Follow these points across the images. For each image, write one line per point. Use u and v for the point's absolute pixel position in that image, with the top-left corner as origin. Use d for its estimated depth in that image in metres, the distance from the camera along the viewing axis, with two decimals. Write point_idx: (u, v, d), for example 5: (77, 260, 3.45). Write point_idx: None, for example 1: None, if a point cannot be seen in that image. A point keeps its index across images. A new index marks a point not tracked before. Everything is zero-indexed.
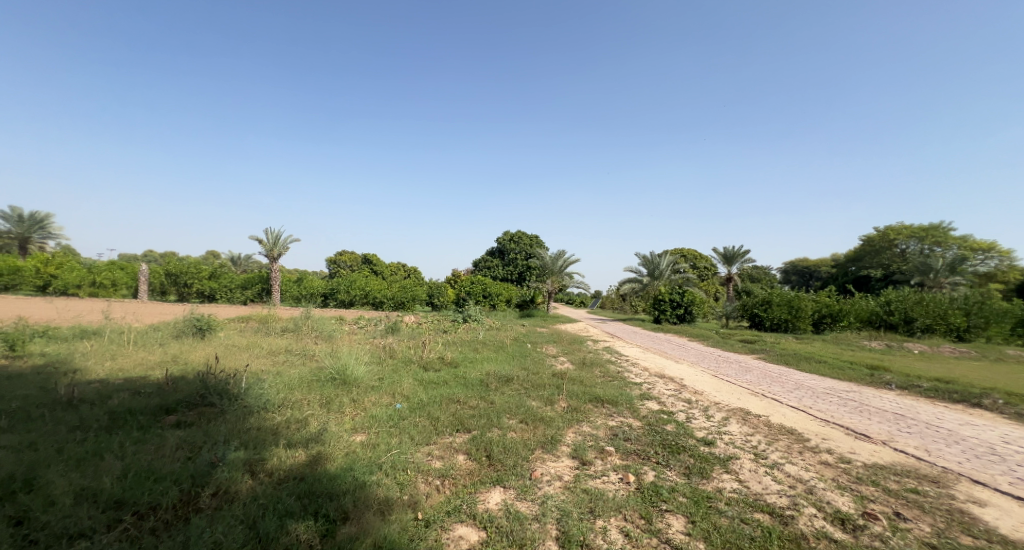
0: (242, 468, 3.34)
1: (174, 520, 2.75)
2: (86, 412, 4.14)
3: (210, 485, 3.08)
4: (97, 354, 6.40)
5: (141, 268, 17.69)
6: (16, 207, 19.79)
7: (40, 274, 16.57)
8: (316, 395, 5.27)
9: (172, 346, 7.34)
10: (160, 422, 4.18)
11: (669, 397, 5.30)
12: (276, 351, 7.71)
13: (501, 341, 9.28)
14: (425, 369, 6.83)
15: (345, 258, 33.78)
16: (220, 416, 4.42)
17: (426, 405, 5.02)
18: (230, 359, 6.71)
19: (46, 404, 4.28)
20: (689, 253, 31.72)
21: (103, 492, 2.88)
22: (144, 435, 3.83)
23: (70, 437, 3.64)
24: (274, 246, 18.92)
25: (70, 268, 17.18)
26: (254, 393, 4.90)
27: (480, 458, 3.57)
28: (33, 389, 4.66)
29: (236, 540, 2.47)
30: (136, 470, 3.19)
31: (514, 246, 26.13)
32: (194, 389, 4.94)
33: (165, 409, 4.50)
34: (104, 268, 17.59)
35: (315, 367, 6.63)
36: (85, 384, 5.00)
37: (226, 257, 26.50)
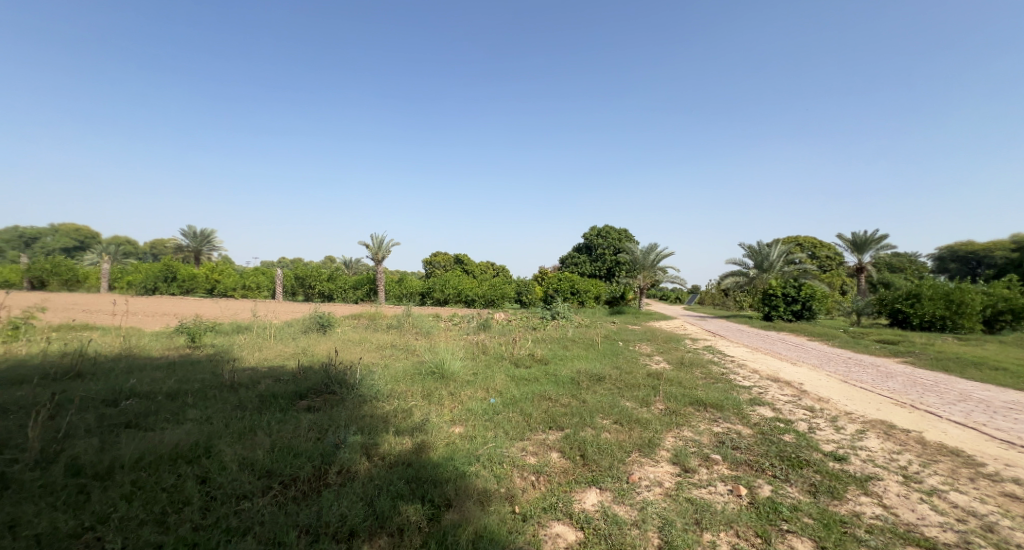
0: (360, 451, 3.74)
1: (310, 492, 3.17)
2: (244, 394, 4.97)
3: (336, 464, 3.50)
4: (249, 346, 7.67)
5: (277, 273, 20.79)
6: (190, 226, 24.59)
7: (209, 279, 20.45)
8: (418, 388, 5.69)
9: (302, 340, 8.49)
10: (295, 406, 4.86)
11: (786, 403, 4.74)
12: (384, 346, 8.49)
13: (592, 339, 9.10)
14: (517, 366, 6.99)
15: (439, 259, 36.12)
16: (341, 403, 5.01)
17: (519, 401, 5.13)
18: (346, 352, 7.55)
19: (216, 386, 5.22)
20: (807, 242, 28.07)
21: (258, 462, 3.42)
22: (284, 416, 4.47)
23: (234, 414, 4.40)
24: (379, 249, 20.86)
25: (229, 275, 20.87)
26: (367, 383, 5.47)
27: (575, 458, 3.53)
28: (205, 373, 5.74)
29: (358, 516, 2.76)
30: (281, 446, 3.74)
31: (601, 241, 25.53)
32: (320, 378, 5.66)
33: (299, 395, 5.22)
34: (252, 273, 21.00)
35: (416, 361, 7.15)
36: (241, 371, 6.01)
37: (341, 261, 29.97)
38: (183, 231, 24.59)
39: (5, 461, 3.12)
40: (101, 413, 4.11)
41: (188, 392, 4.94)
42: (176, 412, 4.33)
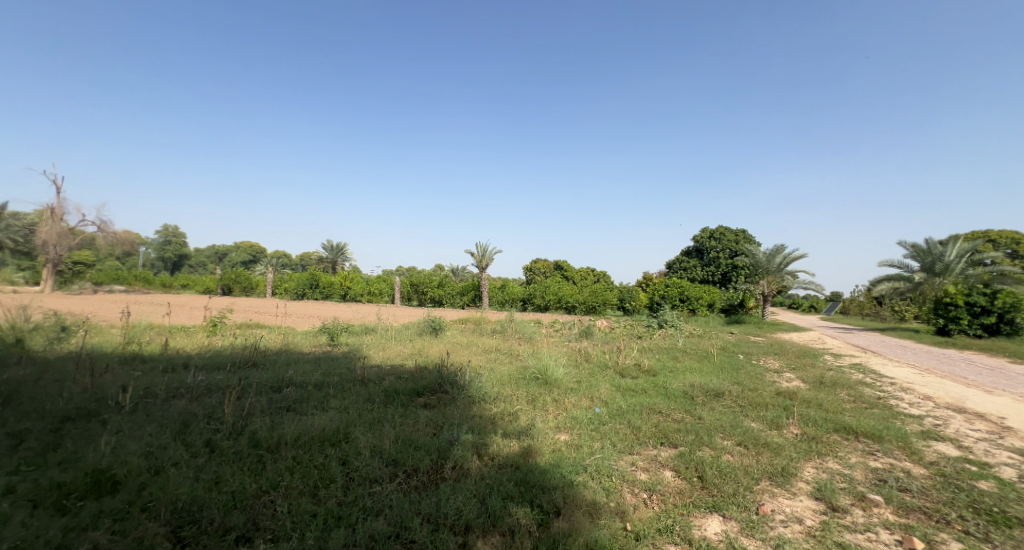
0: (472, 449, 3.95)
1: (430, 483, 3.44)
2: (372, 388, 5.60)
3: (450, 459, 3.74)
4: (374, 346, 8.62)
5: (395, 281, 23.09)
6: (328, 240, 28.73)
7: (342, 285, 23.88)
8: (523, 392, 5.80)
9: (417, 342, 9.26)
10: (414, 402, 5.32)
11: (975, 441, 3.79)
12: (489, 350, 8.87)
13: (706, 350, 8.37)
14: (622, 376, 6.73)
15: (539, 265, 36.67)
16: (453, 402, 5.35)
17: (626, 412, 4.92)
18: (456, 354, 8.05)
19: (351, 380, 5.97)
20: (998, 239, 22.38)
21: (386, 451, 3.82)
22: (405, 411, 4.92)
23: (366, 405, 4.98)
24: (483, 257, 21.93)
25: (357, 282, 23.86)
26: (475, 385, 5.75)
27: (691, 480, 3.26)
28: (342, 368, 6.58)
29: (473, 511, 2.90)
30: (403, 437, 4.12)
31: (715, 243, 23.42)
32: (434, 378, 6.11)
33: (417, 392, 5.71)
34: (375, 281, 23.71)
35: (520, 366, 7.32)
36: (369, 368, 6.77)
37: (449, 269, 32.18)
38: (324, 245, 28.91)
39: (210, 430, 3.95)
40: (270, 397, 4.97)
41: (330, 383, 5.72)
42: (323, 401, 5.04)
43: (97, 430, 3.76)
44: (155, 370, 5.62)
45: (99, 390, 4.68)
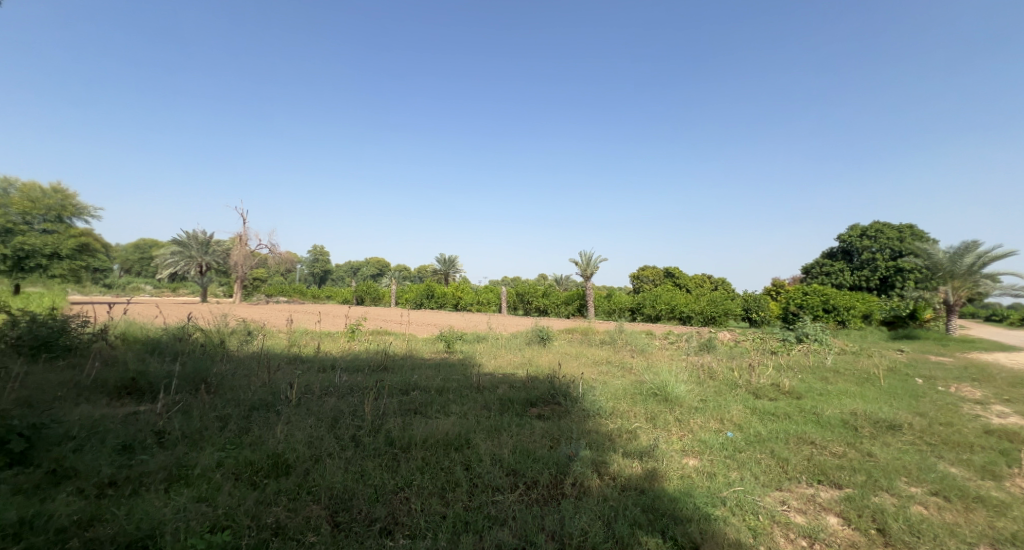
0: (591, 467, 3.80)
1: (552, 497, 3.38)
2: (488, 396, 5.78)
3: (570, 475, 3.64)
4: (486, 354, 8.95)
5: (502, 291, 23.94)
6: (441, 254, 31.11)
7: (454, 295, 25.58)
8: (641, 409, 5.44)
9: (527, 351, 9.38)
10: (528, 412, 5.35)
11: None
12: (599, 361, 8.59)
13: (867, 371, 6.98)
14: (757, 397, 5.93)
15: (646, 273, 34.93)
16: (567, 414, 5.25)
17: (768, 440, 4.29)
18: (566, 365, 7.94)
19: (468, 386, 6.25)
20: None
21: (506, 460, 3.87)
22: (521, 420, 4.96)
23: (483, 412, 5.15)
24: (587, 266, 21.59)
25: (468, 292, 25.36)
26: (589, 399, 5.56)
27: (869, 532, 2.69)
28: (459, 375, 6.94)
29: (599, 535, 2.75)
30: (521, 448, 4.14)
31: (870, 242, 19.70)
32: (546, 389, 6.08)
33: (530, 401, 5.72)
34: (483, 291, 24.90)
35: (635, 381, 6.91)
36: (483, 375, 7.03)
37: (553, 278, 32.40)
38: (438, 259, 31.39)
39: (355, 426, 4.45)
40: (400, 399, 5.43)
41: (450, 389, 6.06)
42: (445, 405, 5.34)
43: (273, 420, 4.49)
44: (311, 369, 6.58)
45: (272, 385, 5.61)
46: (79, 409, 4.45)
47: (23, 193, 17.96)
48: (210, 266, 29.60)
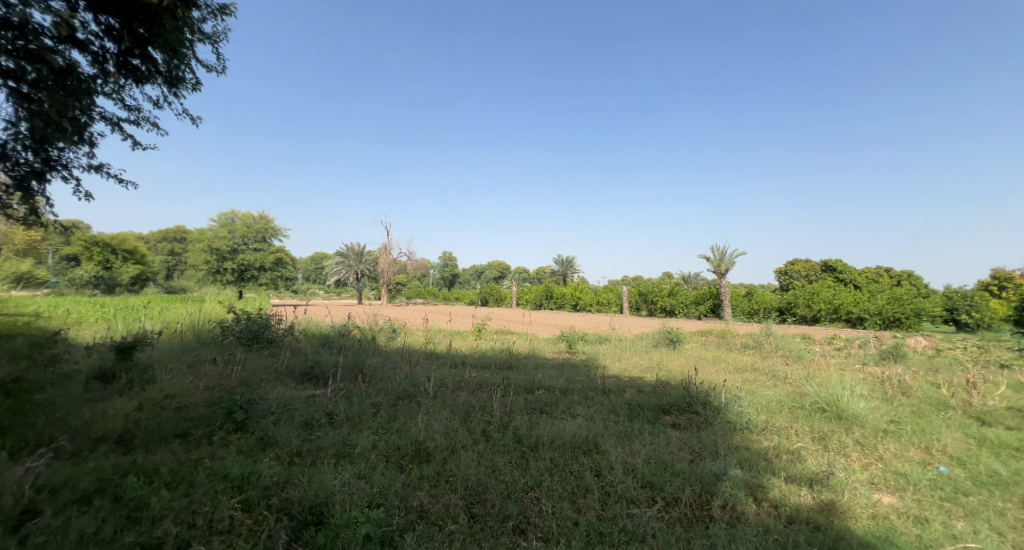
0: (745, 489, 3.26)
1: (697, 519, 2.97)
2: (615, 400, 5.46)
3: (718, 496, 3.17)
4: (610, 356, 8.57)
5: (624, 291, 23.02)
6: (560, 256, 31.46)
7: (573, 296, 25.53)
8: (805, 426, 4.55)
9: (655, 354, 8.73)
10: (661, 420, 4.88)
11: None
12: (743, 368, 7.54)
13: None
14: (982, 425, 4.48)
15: (797, 268, 30.25)
16: (708, 426, 4.65)
17: (1010, 484, 3.18)
18: (702, 371, 7.13)
19: (592, 388, 6.00)
20: None
21: (639, 470, 3.56)
22: (653, 429, 4.55)
23: (610, 417, 4.86)
24: (722, 261, 19.40)
25: (587, 292, 25.11)
26: (735, 410, 4.85)
27: None
28: (582, 376, 6.73)
29: None
30: (656, 459, 3.77)
31: None
32: (680, 396, 5.50)
33: (663, 409, 5.23)
34: (604, 292, 24.29)
35: (793, 392, 5.84)
36: (608, 378, 6.70)
37: (680, 276, 30.10)
38: (557, 260, 31.74)
39: (484, 421, 4.58)
40: (526, 398, 5.45)
41: (575, 390, 5.89)
42: (570, 407, 5.20)
43: (415, 409, 4.89)
44: (445, 365, 7.07)
45: (413, 378, 6.15)
46: (275, 389, 5.45)
47: (242, 222, 22.77)
48: (364, 274, 34.62)
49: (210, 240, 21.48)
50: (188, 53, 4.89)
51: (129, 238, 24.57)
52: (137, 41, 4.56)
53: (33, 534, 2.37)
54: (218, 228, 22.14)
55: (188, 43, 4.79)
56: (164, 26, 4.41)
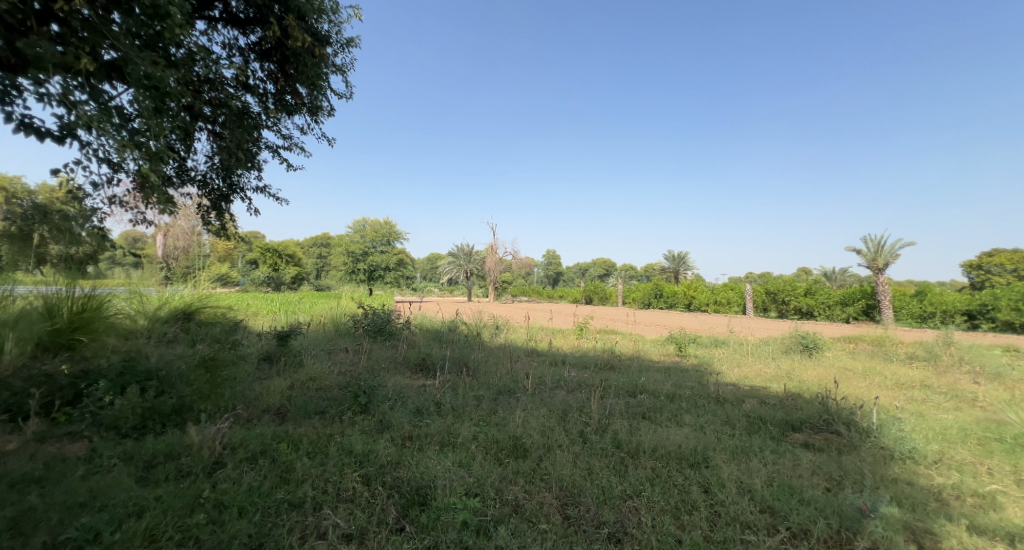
0: (903, 532, 2.67)
1: None
2: (731, 410, 4.92)
3: (863, 536, 2.65)
4: (728, 361, 7.76)
5: (747, 289, 20.71)
6: (671, 252, 29.64)
7: (687, 295, 23.82)
8: (1000, 465, 3.56)
9: (784, 362, 7.67)
10: (789, 437, 4.26)
11: None
12: (907, 384, 6.20)
13: None
14: None
15: (996, 260, 23.94)
16: (853, 450, 3.92)
17: None
18: (848, 385, 6.04)
19: (704, 396, 5.49)
20: None
21: (758, 493, 3.15)
22: (778, 447, 3.99)
23: (725, 429, 4.39)
24: (879, 253, 16.25)
25: (702, 290, 23.19)
26: (892, 434, 4.01)
27: None
28: (693, 382, 6.20)
29: None
30: (781, 482, 3.30)
31: None
32: (816, 412, 4.73)
33: (792, 425, 4.55)
34: (722, 290, 22.19)
35: (982, 419, 4.62)
36: (725, 385, 6.08)
37: (820, 272, 26.00)
38: (667, 256, 29.91)
39: (582, 422, 4.50)
40: (628, 401, 5.20)
41: (683, 397, 5.46)
42: (677, 414, 4.83)
43: (515, 405, 5.01)
44: (546, 363, 7.13)
45: (514, 374, 6.30)
46: (393, 377, 6.07)
47: (373, 227, 25.84)
48: (473, 272, 36.75)
49: (348, 244, 24.83)
50: (325, 84, 5.69)
51: (289, 243, 29.61)
52: (289, 81, 5.44)
53: (218, 480, 2.99)
54: (354, 233, 25.25)
55: (324, 76, 5.58)
56: (307, 65, 5.20)
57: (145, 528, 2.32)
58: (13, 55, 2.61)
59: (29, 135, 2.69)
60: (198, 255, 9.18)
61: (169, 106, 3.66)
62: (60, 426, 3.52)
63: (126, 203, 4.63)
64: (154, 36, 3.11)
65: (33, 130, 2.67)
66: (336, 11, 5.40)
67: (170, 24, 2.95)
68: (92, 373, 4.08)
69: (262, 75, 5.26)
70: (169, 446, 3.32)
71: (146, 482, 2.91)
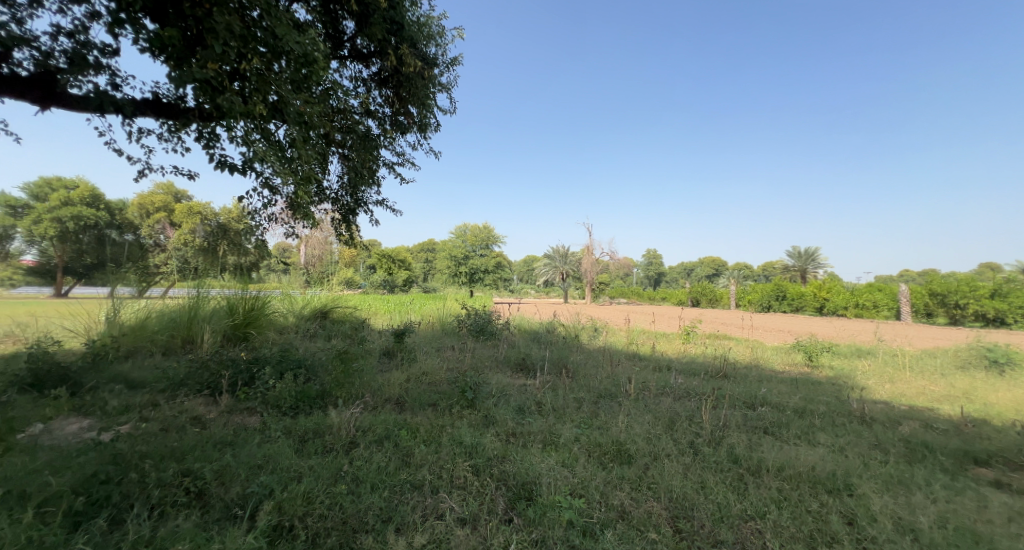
0: None
1: None
2: (882, 433, 4.20)
3: None
4: (876, 375, 6.62)
5: (902, 289, 17.37)
6: (797, 248, 26.18)
7: (818, 297, 20.81)
8: None
9: (959, 379, 6.28)
10: (968, 473, 3.50)
11: None
12: None
13: None
14: None
15: None
16: None
17: None
18: None
19: (845, 414, 4.77)
20: None
21: (924, 535, 2.66)
22: (951, 482, 3.31)
23: (873, 454, 3.77)
24: None
25: (838, 292, 20.06)
26: None
27: None
28: (828, 397, 5.42)
29: None
30: (957, 526, 2.74)
31: None
32: (1008, 445, 3.81)
33: (973, 458, 3.73)
34: (866, 291, 18.93)
35: None
36: (873, 403, 5.21)
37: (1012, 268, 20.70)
38: (791, 252, 26.51)
39: (692, 432, 4.22)
40: (746, 413, 4.75)
41: (816, 413, 4.81)
42: (809, 432, 4.27)
43: (616, 410, 4.91)
44: (648, 368, 6.82)
45: (615, 379, 6.16)
46: (496, 376, 6.35)
47: (473, 232, 27.47)
48: (569, 274, 36.62)
49: (451, 249, 26.55)
50: (433, 102, 6.19)
51: (401, 249, 32.61)
52: (402, 103, 6.04)
53: (354, 457, 3.45)
54: (456, 238, 27.02)
55: (432, 95, 6.08)
56: (418, 87, 5.72)
57: (304, 491, 2.78)
58: (213, 109, 3.35)
59: (225, 170, 3.42)
60: (330, 261, 10.63)
61: (312, 136, 4.31)
62: (240, 401, 4.38)
63: (280, 219, 5.57)
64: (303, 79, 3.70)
65: (228, 166, 3.42)
66: (442, 34, 5.86)
67: (316, 69, 3.49)
68: (260, 360, 5.00)
69: (381, 101, 5.92)
70: (316, 425, 3.94)
71: (302, 453, 3.49)
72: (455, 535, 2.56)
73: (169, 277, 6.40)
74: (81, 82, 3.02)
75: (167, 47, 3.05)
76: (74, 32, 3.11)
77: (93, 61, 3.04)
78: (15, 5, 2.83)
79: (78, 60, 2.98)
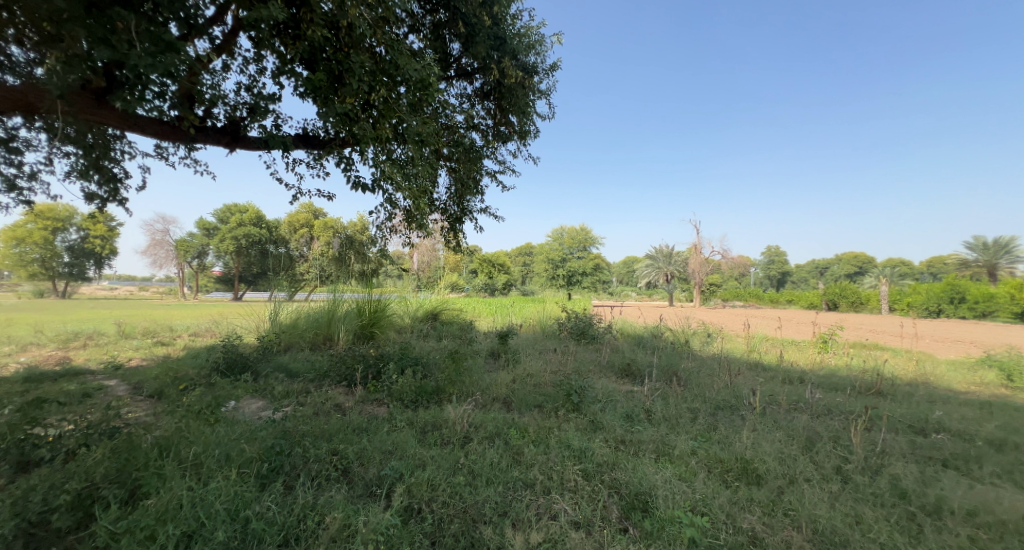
0: None
1: None
2: None
3: None
4: None
5: None
6: (980, 239, 21.17)
7: (1017, 300, 16.49)
8: None
9: None
10: None
11: None
12: None
13: None
14: None
15: None
16: None
17: None
18: None
19: None
20: None
21: None
22: None
23: None
24: None
25: None
26: None
27: None
28: None
29: None
30: None
31: None
32: None
33: None
34: None
35: None
36: None
37: None
38: (972, 244, 21.50)
39: (838, 456, 3.65)
40: (913, 440, 3.96)
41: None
42: (1013, 471, 3.40)
43: (739, 424, 4.47)
44: (776, 380, 6.06)
45: (735, 389, 5.60)
46: (601, 381, 6.21)
47: (570, 234, 27.38)
48: (675, 274, 34.36)
49: (551, 251, 26.75)
50: (532, 110, 6.33)
51: (501, 253, 33.76)
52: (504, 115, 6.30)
53: (469, 451, 3.67)
54: (553, 241, 27.35)
55: (531, 103, 6.22)
56: (518, 96, 5.90)
57: (429, 479, 3.03)
58: (350, 138, 3.87)
59: (359, 190, 3.91)
60: (438, 267, 11.44)
61: (427, 152, 4.71)
62: (370, 393, 4.93)
63: (398, 229, 6.18)
64: (420, 102, 4.06)
65: (362, 186, 3.91)
66: (541, 42, 5.95)
67: (431, 91, 3.81)
68: (385, 356, 5.58)
69: (484, 113, 6.24)
70: (435, 418, 4.27)
71: (424, 442, 3.82)
72: (570, 537, 2.56)
73: (313, 283, 7.51)
74: (258, 125, 3.71)
75: (317, 88, 3.60)
76: (251, 86, 3.83)
77: (265, 108, 3.72)
78: (214, 71, 3.60)
79: (256, 108, 3.67)
